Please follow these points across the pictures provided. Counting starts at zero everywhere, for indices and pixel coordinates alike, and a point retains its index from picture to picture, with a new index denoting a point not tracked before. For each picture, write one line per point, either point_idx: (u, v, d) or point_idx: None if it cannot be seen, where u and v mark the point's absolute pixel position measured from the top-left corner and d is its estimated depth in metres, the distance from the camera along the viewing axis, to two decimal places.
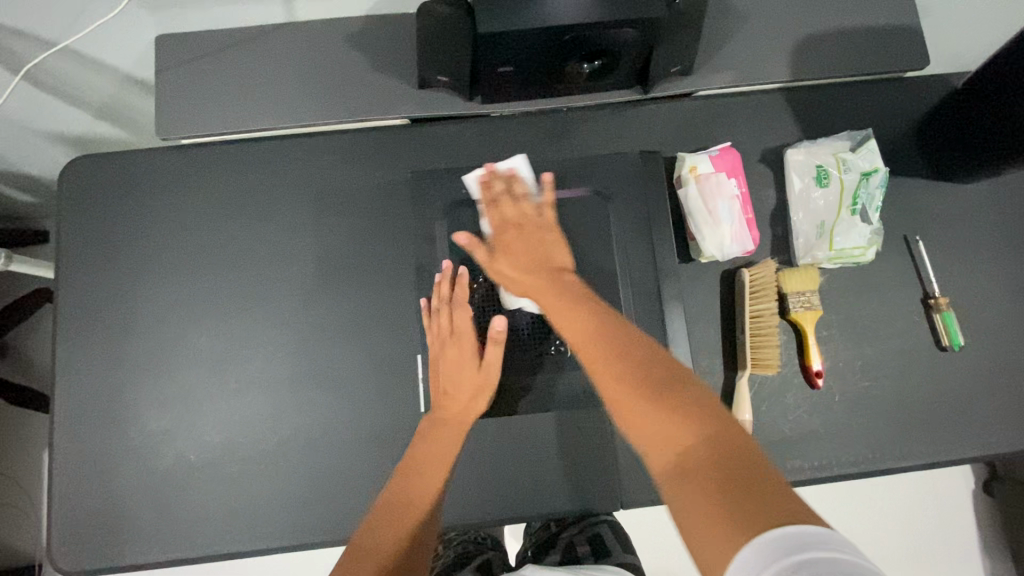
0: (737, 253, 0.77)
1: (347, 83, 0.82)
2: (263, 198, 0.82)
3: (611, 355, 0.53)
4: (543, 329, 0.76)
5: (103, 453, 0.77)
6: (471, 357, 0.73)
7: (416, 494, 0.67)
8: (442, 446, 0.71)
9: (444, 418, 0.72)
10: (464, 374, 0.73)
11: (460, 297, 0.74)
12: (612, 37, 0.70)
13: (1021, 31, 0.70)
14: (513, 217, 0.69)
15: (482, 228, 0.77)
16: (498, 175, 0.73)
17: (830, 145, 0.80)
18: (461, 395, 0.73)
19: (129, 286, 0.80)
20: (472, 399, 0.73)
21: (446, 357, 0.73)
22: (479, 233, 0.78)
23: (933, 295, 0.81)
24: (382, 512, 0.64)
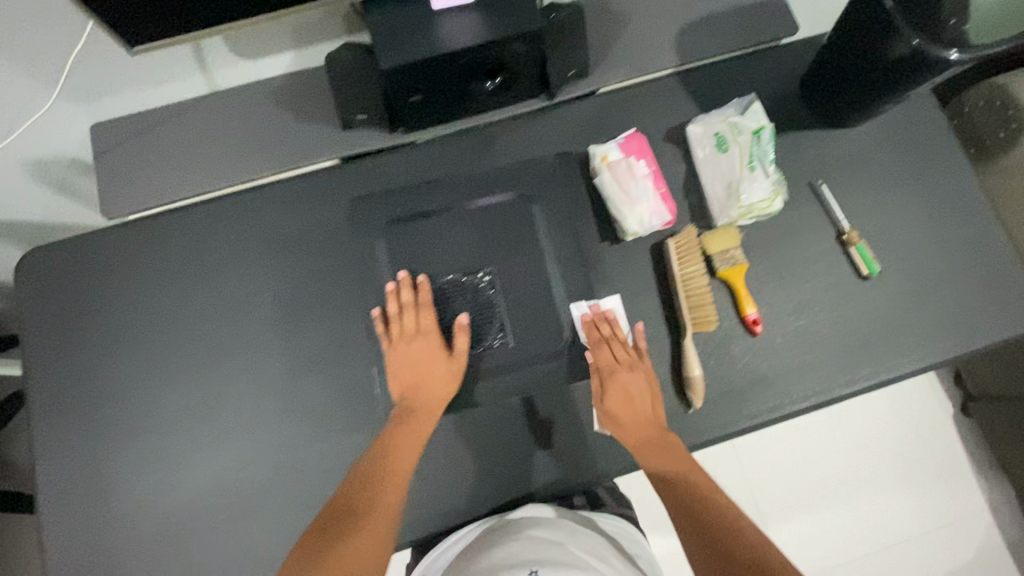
0: (657, 225, 0.84)
1: (278, 136, 0.88)
2: (213, 254, 0.86)
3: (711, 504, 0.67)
4: (482, 324, 0.82)
5: (92, 526, 0.78)
6: (437, 350, 0.79)
7: (386, 471, 0.71)
8: (414, 430, 0.75)
9: (414, 407, 0.77)
10: (433, 367, 0.78)
11: (422, 301, 0.81)
12: (503, 52, 0.77)
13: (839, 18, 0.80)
14: (622, 360, 0.79)
15: (420, 244, 0.84)
16: (607, 316, 0.82)
17: (720, 114, 0.88)
18: (429, 387, 0.77)
19: (96, 360, 0.83)
20: (437, 388, 0.77)
21: (413, 354, 0.78)
22: (416, 249, 0.84)
23: (844, 230, 0.87)
24: (359, 490, 0.70)
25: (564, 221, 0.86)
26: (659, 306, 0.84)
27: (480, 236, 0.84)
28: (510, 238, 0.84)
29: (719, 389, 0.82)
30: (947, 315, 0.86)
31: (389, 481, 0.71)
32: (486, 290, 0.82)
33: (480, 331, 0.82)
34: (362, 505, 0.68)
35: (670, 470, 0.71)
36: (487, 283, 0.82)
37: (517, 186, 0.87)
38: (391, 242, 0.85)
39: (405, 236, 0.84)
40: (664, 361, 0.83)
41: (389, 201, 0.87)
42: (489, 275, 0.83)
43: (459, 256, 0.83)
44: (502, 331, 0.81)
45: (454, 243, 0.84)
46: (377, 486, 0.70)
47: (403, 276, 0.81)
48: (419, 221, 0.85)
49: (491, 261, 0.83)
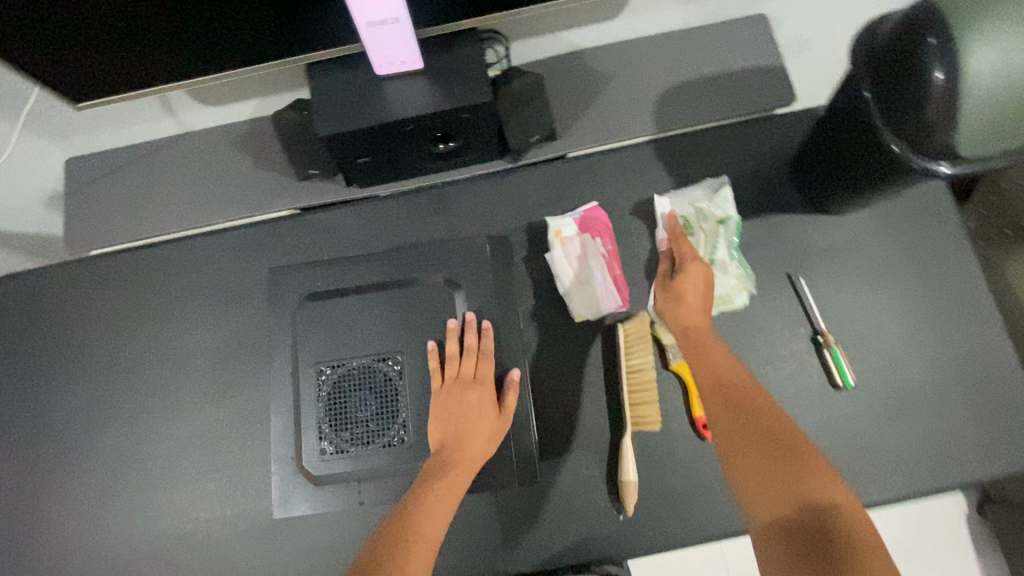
0: (608, 310, 0.79)
1: (236, 182, 0.88)
2: (165, 297, 0.87)
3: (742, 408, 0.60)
4: (384, 417, 0.67)
5: (20, 560, 0.80)
6: (489, 406, 0.65)
7: (427, 508, 0.58)
8: (452, 482, 0.60)
9: (457, 461, 0.62)
10: (481, 423, 0.64)
11: (486, 347, 0.68)
12: (452, 120, 0.74)
13: (834, 94, 0.72)
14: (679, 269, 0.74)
15: (324, 318, 0.70)
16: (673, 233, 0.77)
17: (688, 196, 0.83)
18: (481, 439, 0.64)
19: (45, 393, 0.85)
20: (485, 445, 0.63)
21: (465, 401, 0.64)
22: (316, 325, 0.70)
23: (820, 332, 0.79)
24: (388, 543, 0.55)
25: (500, 307, 0.71)
26: (603, 398, 0.78)
27: (399, 318, 0.70)
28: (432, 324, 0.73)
29: (660, 497, 0.75)
30: (928, 440, 0.76)
31: (430, 531, 0.56)
32: (393, 381, 0.68)
33: (381, 429, 0.67)
34: (405, 536, 0.56)
35: (709, 364, 0.66)
36: (398, 373, 0.68)
37: (448, 266, 0.73)
38: (301, 322, 0.70)
39: (318, 313, 0.71)
40: (600, 458, 0.76)
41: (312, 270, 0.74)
42: (402, 362, 0.68)
43: (371, 337, 0.69)
44: (406, 429, 0.67)
45: (370, 325, 0.69)
46: (414, 528, 0.56)
47: (470, 316, 0.69)
48: (338, 298, 0.71)
49: (407, 347, 0.69)
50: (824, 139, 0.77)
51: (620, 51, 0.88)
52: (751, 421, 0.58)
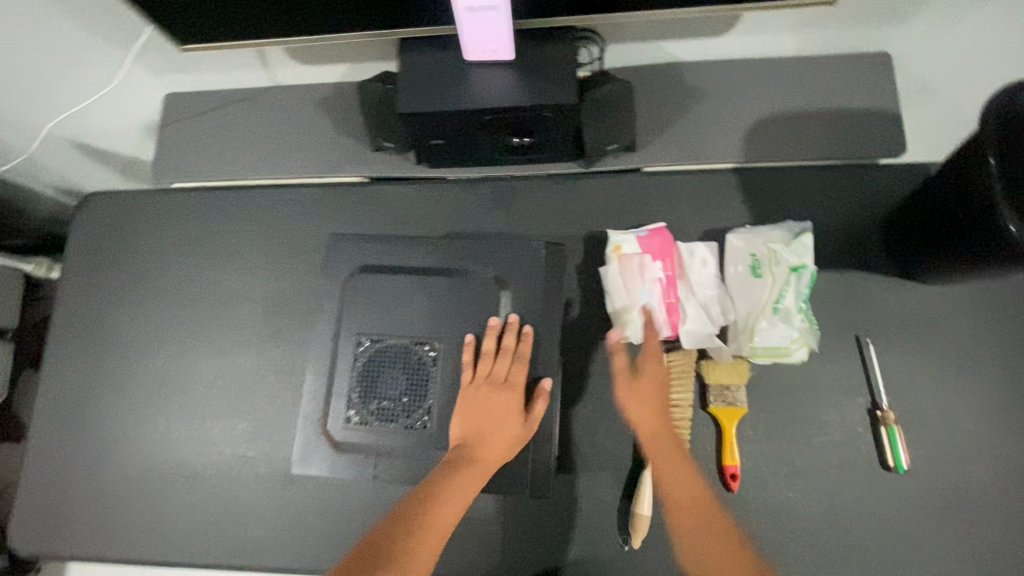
0: (653, 336, 0.75)
1: (315, 142, 0.90)
2: (231, 239, 0.91)
3: (703, 512, 0.66)
4: (413, 401, 0.67)
5: (60, 453, 0.86)
6: (514, 410, 0.64)
7: (440, 500, 0.59)
8: (467, 482, 0.61)
9: (477, 459, 0.62)
10: (505, 426, 0.64)
11: (525, 351, 0.66)
12: (533, 116, 0.72)
13: (952, 153, 0.67)
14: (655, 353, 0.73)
15: (370, 291, 0.71)
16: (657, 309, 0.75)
17: (766, 234, 0.76)
18: (501, 442, 0.63)
19: (110, 306, 0.91)
20: (504, 448, 0.63)
21: (492, 402, 0.64)
22: (363, 296, 0.71)
23: (880, 406, 0.73)
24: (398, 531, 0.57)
25: (542, 314, 0.69)
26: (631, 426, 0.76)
27: (442, 308, 0.69)
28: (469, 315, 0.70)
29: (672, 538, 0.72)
30: (973, 545, 0.70)
31: (441, 519, 0.59)
32: (425, 369, 0.68)
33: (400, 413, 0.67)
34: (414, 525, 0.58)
35: (674, 464, 0.69)
36: (432, 360, 0.68)
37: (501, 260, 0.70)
38: (349, 290, 0.71)
39: (369, 285, 0.71)
40: (617, 485, 0.74)
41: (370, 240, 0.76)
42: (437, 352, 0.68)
43: (413, 320, 0.69)
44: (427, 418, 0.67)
45: (412, 306, 0.69)
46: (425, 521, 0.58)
47: (512, 317, 0.68)
48: (389, 274, 0.71)
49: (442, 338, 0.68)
50: (928, 200, 0.71)
51: (719, 70, 0.84)
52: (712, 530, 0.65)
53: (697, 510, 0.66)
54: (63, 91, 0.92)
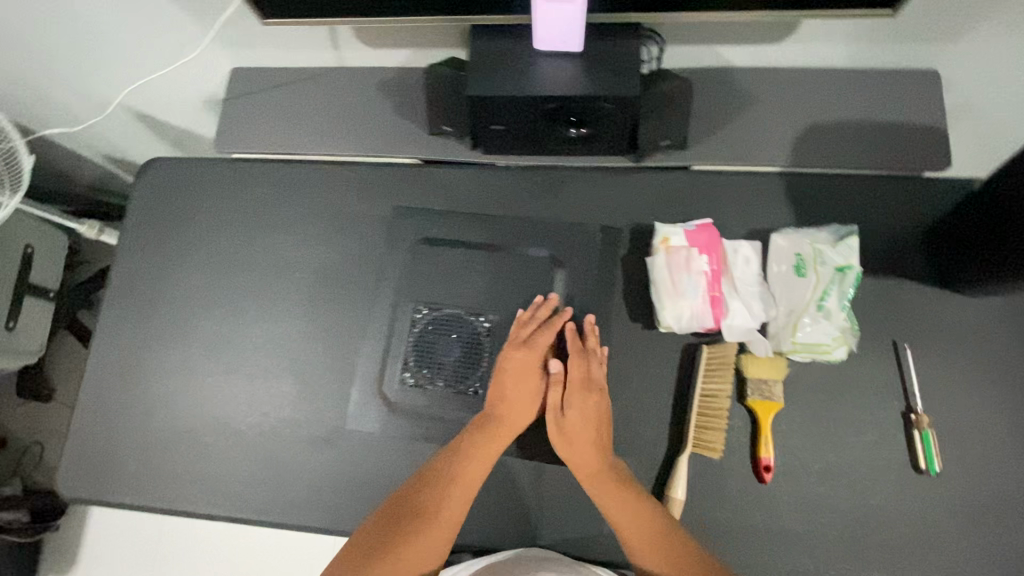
0: (695, 327, 0.77)
1: (373, 123, 0.94)
2: (287, 209, 0.95)
3: (654, 536, 0.68)
4: (467, 368, 0.82)
5: (108, 402, 0.89)
6: (535, 373, 0.78)
7: (467, 469, 0.73)
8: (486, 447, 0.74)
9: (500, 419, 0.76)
10: (525, 388, 0.78)
11: (555, 322, 0.79)
12: (594, 107, 0.75)
13: (999, 166, 0.69)
14: (587, 380, 0.77)
15: (441, 269, 0.85)
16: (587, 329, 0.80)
17: (812, 235, 0.78)
18: (523, 409, 0.77)
19: (166, 266, 0.95)
20: (527, 412, 0.77)
21: (514, 370, 0.78)
22: (435, 271, 0.85)
23: (915, 410, 0.75)
24: (427, 499, 0.70)
25: (585, 296, 0.83)
26: (668, 413, 0.78)
27: (497, 286, 0.84)
28: (525, 290, 0.83)
29: (701, 524, 0.75)
30: (997, 550, 0.72)
31: (466, 487, 0.72)
32: (482, 338, 0.82)
33: (460, 375, 0.81)
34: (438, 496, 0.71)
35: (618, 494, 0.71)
36: (486, 331, 0.82)
37: (552, 246, 0.85)
38: (420, 261, 0.86)
39: (431, 258, 0.86)
40: (651, 468, 0.77)
41: (429, 221, 0.89)
42: (491, 323, 0.83)
43: (470, 293, 0.84)
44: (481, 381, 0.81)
45: (474, 281, 0.84)
46: (449, 491, 0.71)
47: (553, 299, 0.80)
48: (454, 252, 0.86)
49: (496, 310, 0.83)
50: (972, 211, 0.73)
51: (772, 75, 0.86)
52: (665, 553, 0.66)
53: (648, 536, 0.68)
54: (140, 58, 0.97)
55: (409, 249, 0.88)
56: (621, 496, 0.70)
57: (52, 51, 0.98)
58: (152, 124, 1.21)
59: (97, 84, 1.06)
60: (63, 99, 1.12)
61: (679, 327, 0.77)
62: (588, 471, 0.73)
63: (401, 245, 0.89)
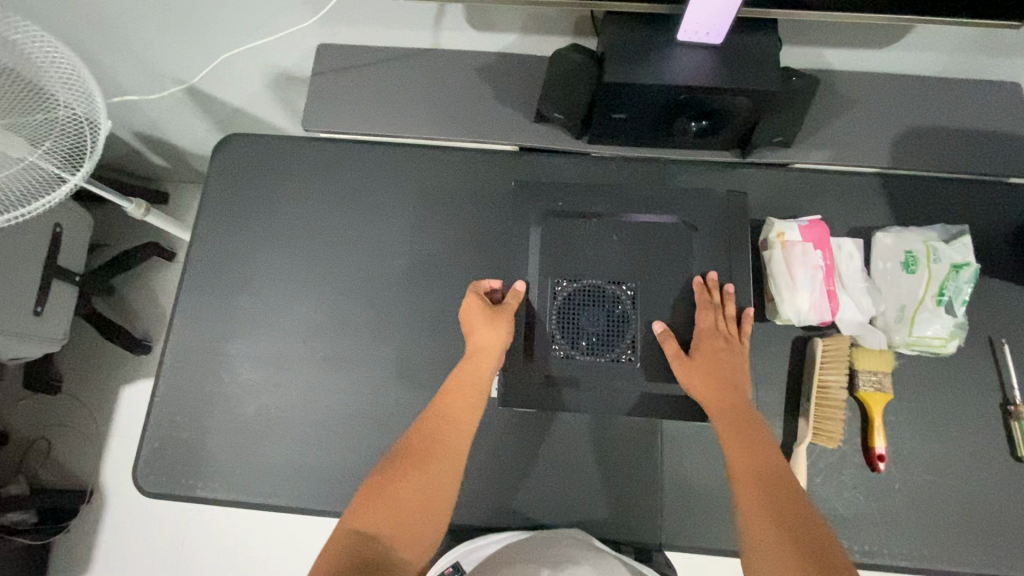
0: (813, 321, 0.79)
1: (473, 108, 0.89)
2: (380, 193, 0.91)
3: (769, 469, 0.64)
4: (610, 337, 0.76)
5: (197, 392, 0.84)
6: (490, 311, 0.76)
7: (444, 433, 0.70)
8: (462, 391, 0.72)
9: (473, 358, 0.74)
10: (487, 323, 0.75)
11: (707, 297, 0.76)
12: (724, 101, 0.76)
13: None
14: (719, 329, 0.74)
15: (577, 237, 0.79)
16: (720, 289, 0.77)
17: (921, 233, 0.83)
18: (487, 357, 0.73)
19: (250, 251, 0.90)
20: (485, 364, 0.73)
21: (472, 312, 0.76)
22: (570, 241, 0.79)
23: (1013, 402, 0.79)
24: (419, 444, 0.69)
25: (723, 264, 0.79)
26: (781, 403, 0.80)
27: (636, 253, 0.78)
28: (657, 262, 0.78)
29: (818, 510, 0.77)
30: None
31: (458, 436, 0.70)
32: (625, 305, 0.77)
33: (609, 342, 0.76)
34: (434, 445, 0.69)
35: (738, 424, 0.68)
36: (629, 297, 0.77)
37: (683, 210, 0.80)
38: (548, 233, 0.79)
39: (564, 231, 0.79)
40: None
41: (554, 191, 0.81)
42: (633, 289, 0.78)
43: (608, 263, 0.78)
44: (632, 347, 0.76)
45: (609, 250, 0.78)
46: (441, 442, 0.69)
47: (713, 277, 0.77)
48: (579, 222, 0.79)
49: (639, 277, 0.78)
50: None
51: (880, 81, 0.87)
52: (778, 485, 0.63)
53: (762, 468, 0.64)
54: (218, 31, 0.90)
55: (535, 221, 0.79)
56: (743, 426, 0.68)
57: (117, 23, 0.90)
58: (203, 105, 1.12)
59: (158, 59, 0.98)
60: (112, 76, 1.03)
61: (800, 320, 0.79)
62: (710, 396, 0.71)
63: (519, 218, 0.80)
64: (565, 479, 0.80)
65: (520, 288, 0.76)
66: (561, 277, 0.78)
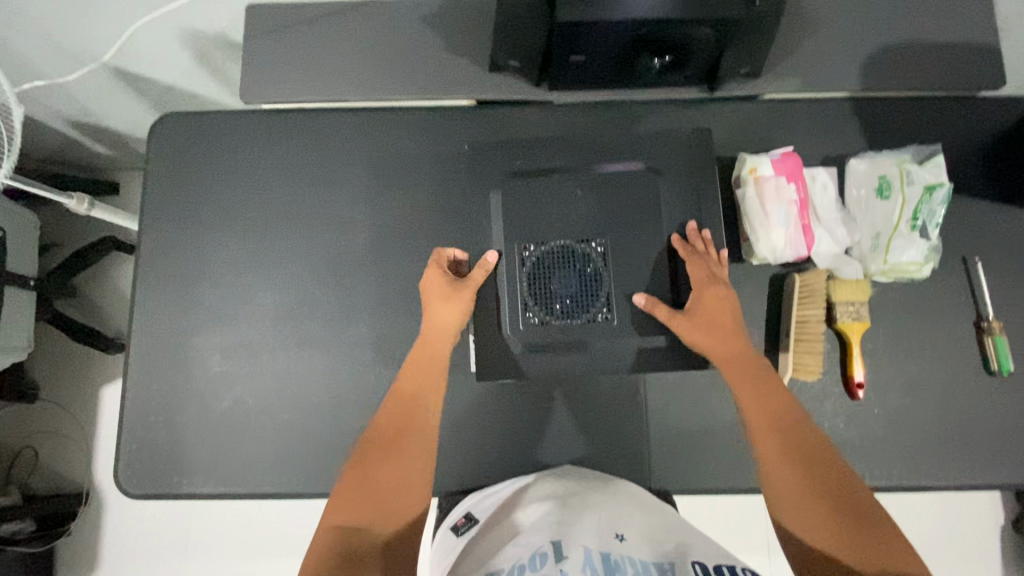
0: (789, 257, 0.78)
1: (423, 62, 0.83)
2: (333, 166, 0.86)
3: (780, 413, 0.64)
4: (583, 298, 0.75)
5: (169, 390, 0.82)
6: (451, 284, 0.73)
7: (414, 413, 0.67)
8: (430, 369, 0.70)
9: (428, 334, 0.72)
10: (450, 297, 0.73)
11: (702, 249, 0.74)
12: (685, 32, 0.71)
13: None
14: (714, 279, 0.72)
15: (541, 195, 0.76)
16: (700, 236, 0.75)
17: (894, 156, 0.81)
18: (444, 335, 0.72)
19: (204, 239, 0.85)
20: (446, 333, 0.72)
21: (433, 287, 0.74)
22: (534, 199, 0.76)
23: (986, 317, 0.80)
24: (393, 428, 0.66)
25: (693, 209, 0.76)
26: (762, 343, 0.80)
27: (604, 206, 0.76)
28: (626, 212, 0.76)
29: None
30: None
31: (427, 413, 0.68)
32: (596, 262, 0.75)
33: (582, 302, 0.74)
34: (408, 426, 0.66)
35: (744, 371, 0.67)
36: (599, 255, 0.75)
37: (647, 156, 0.77)
38: (510, 193, 0.76)
39: (528, 189, 0.76)
40: None
41: (512, 149, 0.78)
42: (602, 247, 0.75)
43: (576, 218, 0.75)
44: (607, 306, 0.74)
45: (575, 205, 0.76)
46: (411, 421, 0.67)
47: (692, 226, 0.75)
48: (542, 178, 0.76)
49: (607, 231, 0.75)
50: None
51: None
52: (791, 426, 0.63)
53: (773, 412, 0.64)
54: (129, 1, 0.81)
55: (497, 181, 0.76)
56: (748, 373, 0.67)
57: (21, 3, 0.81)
58: (135, 84, 1.03)
59: (76, 38, 0.89)
60: (31, 61, 0.94)
61: (778, 259, 0.78)
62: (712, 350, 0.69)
63: (479, 180, 0.77)
64: (553, 437, 0.80)
65: (492, 259, 0.74)
66: (529, 238, 0.75)
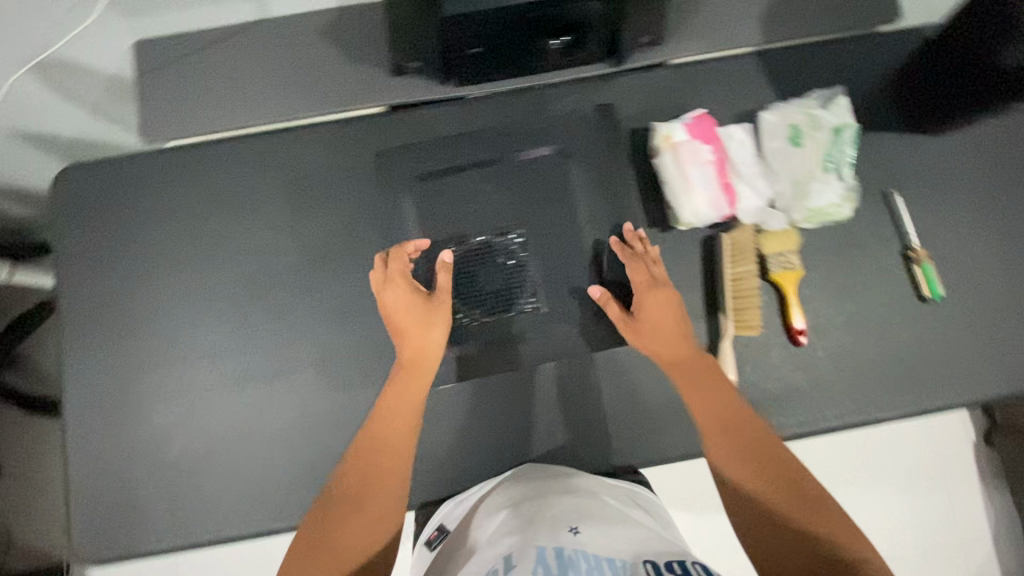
0: (714, 219, 0.79)
1: (325, 75, 0.81)
2: (251, 193, 0.84)
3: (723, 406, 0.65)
4: (510, 291, 0.80)
5: (115, 448, 0.79)
6: (418, 296, 0.73)
7: (386, 442, 0.66)
8: (405, 394, 0.69)
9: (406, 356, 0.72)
10: (417, 311, 0.73)
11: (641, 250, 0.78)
12: (576, 9, 0.69)
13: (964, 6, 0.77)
14: (654, 277, 0.75)
15: (458, 197, 0.83)
16: (637, 237, 0.79)
17: (800, 103, 0.82)
18: (426, 359, 0.72)
19: (128, 288, 0.82)
20: (426, 354, 0.72)
21: (398, 298, 0.73)
22: (452, 199, 0.83)
23: (911, 247, 0.82)
24: (365, 464, 0.64)
25: (601, 192, 0.83)
26: (703, 306, 0.81)
27: (518, 197, 0.83)
28: (539, 202, 0.82)
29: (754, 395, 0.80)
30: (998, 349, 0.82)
31: (401, 443, 0.66)
32: (517, 253, 0.81)
33: (511, 293, 0.80)
34: (384, 458, 0.65)
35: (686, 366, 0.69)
36: (517, 245, 0.81)
37: (555, 142, 0.84)
38: (427, 198, 0.83)
39: (443, 191, 0.83)
40: None
41: (426, 154, 0.84)
42: (522, 237, 0.81)
43: (493, 213, 0.82)
44: (534, 296, 0.81)
45: (490, 197, 0.83)
46: (389, 452, 0.65)
47: (627, 228, 0.80)
48: (455, 176, 0.83)
49: (523, 223, 0.82)
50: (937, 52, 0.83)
51: None
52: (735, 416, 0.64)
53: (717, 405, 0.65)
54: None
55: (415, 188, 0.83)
56: (692, 367, 0.69)
57: None
58: None
59: None
60: None
61: (704, 221, 0.79)
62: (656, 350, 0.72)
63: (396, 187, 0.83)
64: (513, 431, 0.80)
65: (449, 257, 0.76)
66: (450, 237, 0.82)
